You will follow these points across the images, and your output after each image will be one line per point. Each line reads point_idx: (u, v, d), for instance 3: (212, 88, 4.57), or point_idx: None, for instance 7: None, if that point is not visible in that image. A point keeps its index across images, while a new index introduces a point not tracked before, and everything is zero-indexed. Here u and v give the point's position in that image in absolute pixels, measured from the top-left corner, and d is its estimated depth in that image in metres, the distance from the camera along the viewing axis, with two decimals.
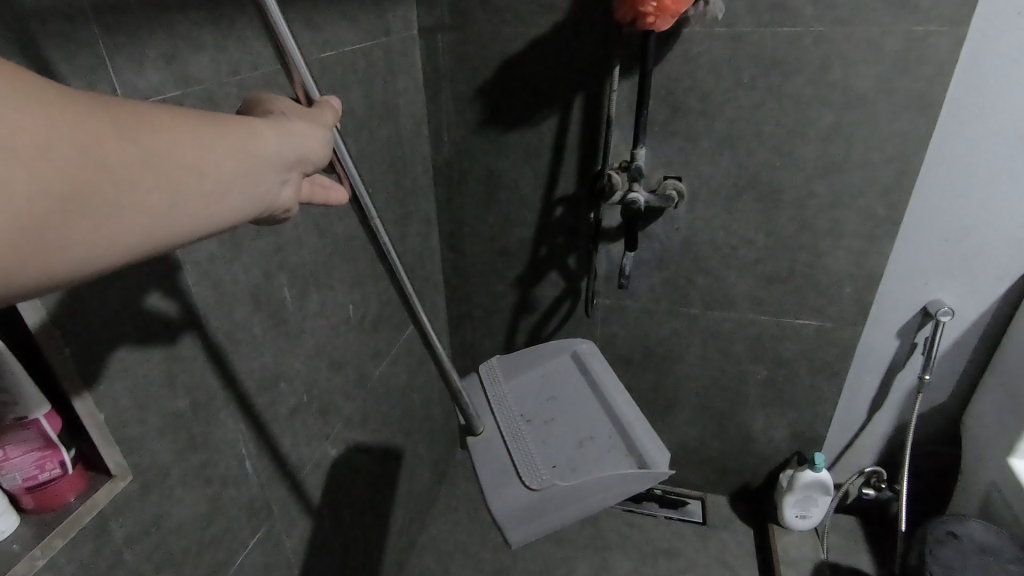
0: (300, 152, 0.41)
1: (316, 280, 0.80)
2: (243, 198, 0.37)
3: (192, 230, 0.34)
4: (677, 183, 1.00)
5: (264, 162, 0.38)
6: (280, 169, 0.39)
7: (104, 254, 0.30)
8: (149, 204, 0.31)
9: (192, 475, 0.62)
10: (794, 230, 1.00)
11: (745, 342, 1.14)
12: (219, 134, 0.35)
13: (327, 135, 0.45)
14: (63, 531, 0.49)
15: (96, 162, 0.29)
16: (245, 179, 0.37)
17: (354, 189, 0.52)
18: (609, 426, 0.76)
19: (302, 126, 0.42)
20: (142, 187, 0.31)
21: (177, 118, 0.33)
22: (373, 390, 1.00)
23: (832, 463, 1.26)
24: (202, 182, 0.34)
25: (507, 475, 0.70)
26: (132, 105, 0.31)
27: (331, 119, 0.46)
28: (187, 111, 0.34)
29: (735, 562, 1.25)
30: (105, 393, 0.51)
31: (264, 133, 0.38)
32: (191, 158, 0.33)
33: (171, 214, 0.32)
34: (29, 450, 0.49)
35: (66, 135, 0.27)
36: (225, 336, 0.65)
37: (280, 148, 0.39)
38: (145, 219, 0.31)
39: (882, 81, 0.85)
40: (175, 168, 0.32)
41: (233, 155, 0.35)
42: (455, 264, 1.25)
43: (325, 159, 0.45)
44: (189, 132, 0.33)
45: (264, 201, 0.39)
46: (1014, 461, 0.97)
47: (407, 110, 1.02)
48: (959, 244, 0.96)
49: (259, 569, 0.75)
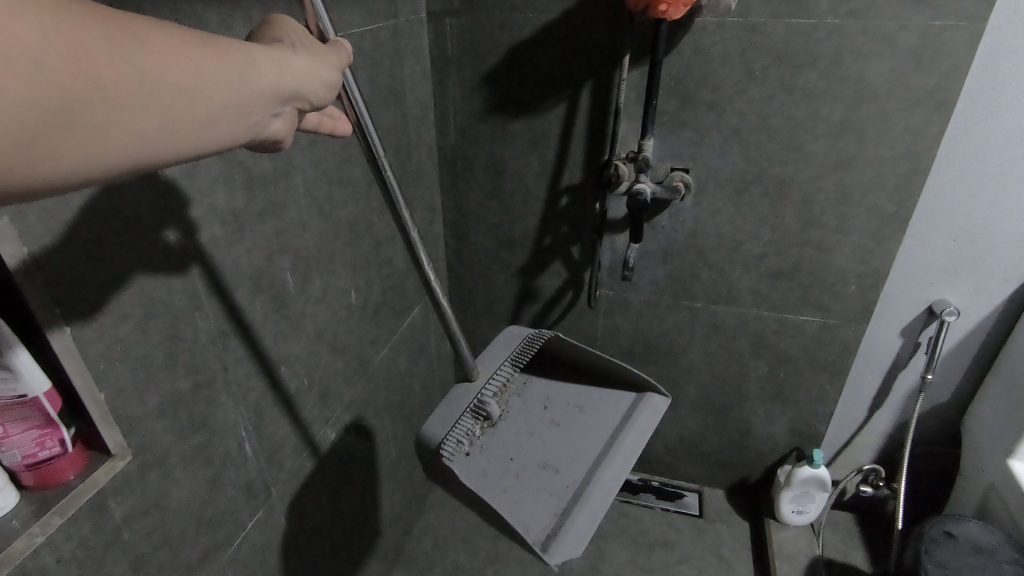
0: (298, 88, 0.41)
1: (319, 265, 0.80)
2: (233, 128, 0.37)
3: (181, 153, 0.35)
4: (684, 175, 1.00)
5: (259, 95, 0.38)
6: (275, 103, 0.40)
7: (90, 171, 0.31)
8: (136, 125, 0.31)
9: (191, 457, 0.62)
10: (801, 225, 1.00)
11: (748, 338, 1.14)
12: (216, 61, 0.35)
13: (332, 75, 0.45)
14: (61, 509, 0.49)
15: (88, 78, 0.29)
16: (238, 109, 0.37)
17: (359, 118, 0.55)
18: (578, 479, 0.78)
19: (305, 61, 0.42)
20: (132, 107, 0.31)
21: (172, 38, 0.32)
22: (373, 376, 1.00)
23: (831, 459, 1.26)
24: (193, 107, 0.34)
25: (449, 424, 0.72)
26: (126, 19, 0.31)
27: (343, 61, 0.48)
28: (183, 31, 0.33)
29: (729, 555, 1.25)
30: (105, 372, 0.51)
31: (261, 65, 0.38)
32: (184, 82, 0.33)
33: (158, 137, 0.33)
34: (30, 427, 0.49)
35: (59, 46, 0.27)
36: (226, 320, 0.65)
37: (276, 82, 0.39)
38: (135, 139, 0.32)
39: (896, 77, 0.84)
40: (167, 91, 0.32)
41: (227, 84, 0.36)
42: (458, 252, 1.24)
43: (325, 99, 0.45)
44: (183, 53, 0.33)
45: (256, 132, 0.40)
46: (1014, 463, 0.97)
47: (414, 95, 1.01)
48: (967, 243, 0.95)
49: (257, 551, 0.75)
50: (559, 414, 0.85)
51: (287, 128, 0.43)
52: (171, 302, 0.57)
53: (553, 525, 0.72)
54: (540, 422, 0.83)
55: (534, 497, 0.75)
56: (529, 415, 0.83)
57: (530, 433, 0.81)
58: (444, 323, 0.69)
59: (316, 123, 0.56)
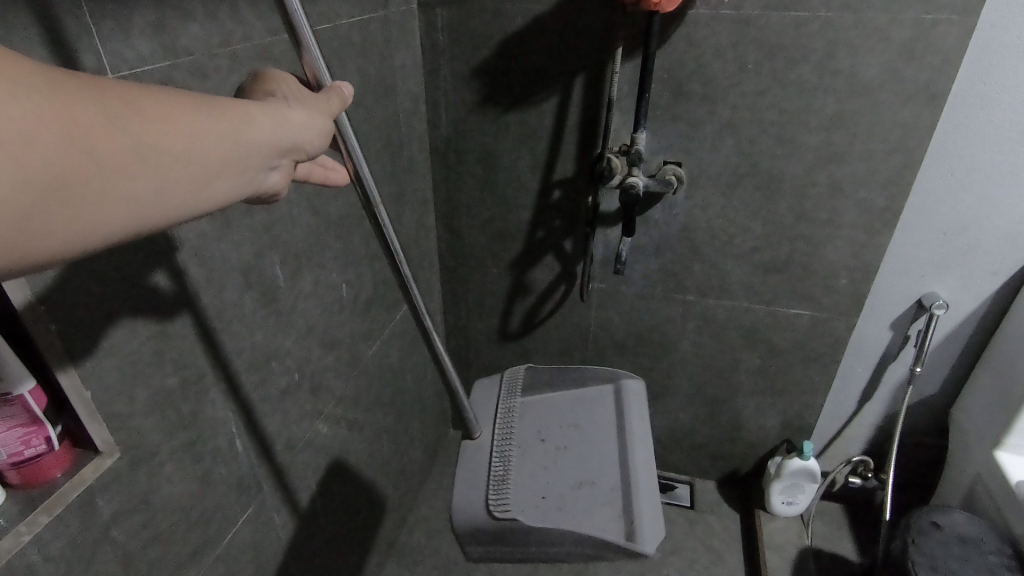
0: (295, 139, 0.41)
1: (309, 259, 0.79)
2: (231, 185, 0.37)
3: (179, 215, 0.34)
4: (677, 169, 0.99)
5: (256, 150, 0.38)
6: (272, 156, 0.39)
7: (86, 241, 0.30)
8: (134, 193, 0.31)
9: (180, 454, 0.61)
10: (792, 219, 1.00)
11: (740, 331, 1.14)
12: (214, 122, 0.35)
13: (328, 122, 0.44)
14: (48, 507, 0.49)
15: (82, 151, 0.29)
16: (235, 166, 0.37)
17: (357, 170, 0.49)
18: (617, 478, 0.72)
19: (301, 112, 0.41)
20: (129, 177, 0.31)
21: (168, 104, 0.32)
22: (365, 370, 1.00)
23: (820, 451, 1.27)
24: (190, 170, 0.34)
25: (478, 488, 0.67)
26: (122, 90, 0.31)
27: (336, 107, 0.45)
28: (179, 95, 0.33)
29: (720, 546, 1.26)
30: (92, 369, 0.50)
31: (259, 119, 0.38)
32: (181, 145, 0.33)
33: (155, 203, 0.32)
34: (14, 426, 0.48)
35: (52, 124, 0.27)
36: (216, 315, 0.64)
37: (273, 136, 0.39)
38: (129, 208, 0.31)
39: (888, 71, 0.84)
40: (163, 156, 0.32)
41: (224, 143, 0.35)
42: (450, 245, 1.24)
43: (320, 148, 0.44)
44: (181, 118, 0.33)
45: (255, 185, 0.39)
46: (1001, 454, 0.99)
47: (405, 87, 1.00)
48: (957, 237, 0.96)
49: (249, 546, 0.75)
50: (565, 428, 0.78)
51: (284, 179, 0.42)
52: (158, 298, 0.56)
53: (627, 525, 0.66)
54: (551, 442, 0.75)
55: (593, 514, 0.67)
56: (538, 438, 0.75)
57: (549, 457, 0.73)
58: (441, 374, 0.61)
59: (306, 173, 0.55)
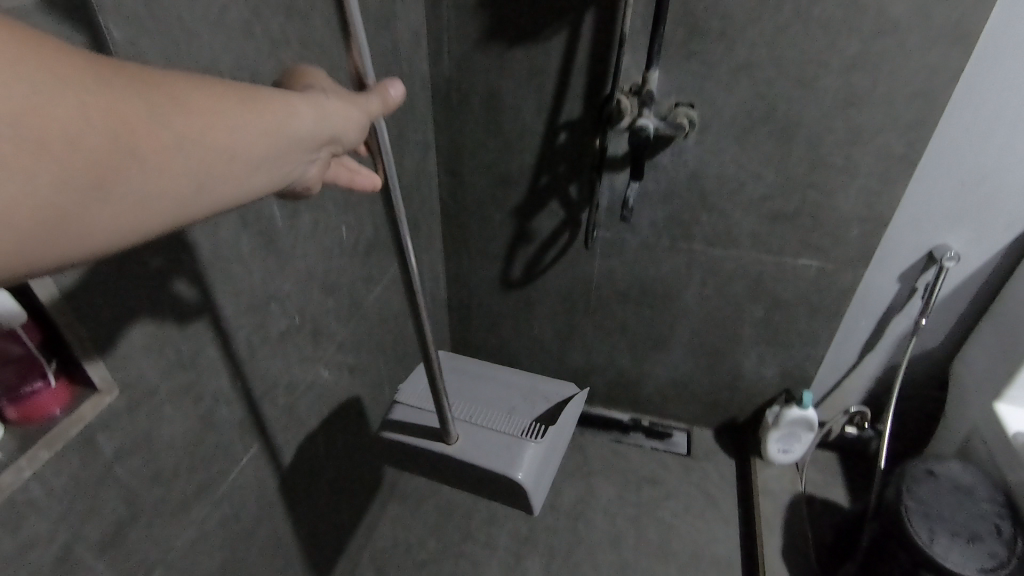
0: (330, 132, 0.43)
1: (308, 198, 0.77)
2: (263, 175, 0.38)
3: (213, 206, 0.35)
4: (689, 111, 0.96)
5: (293, 141, 0.39)
6: (308, 148, 0.41)
7: (126, 235, 0.31)
8: (173, 190, 0.32)
9: (181, 394, 0.61)
10: (806, 166, 0.97)
11: (745, 281, 1.13)
12: (251, 116, 0.36)
13: (363, 118, 0.46)
14: (48, 443, 0.48)
15: (126, 148, 0.30)
16: (270, 157, 0.38)
17: (387, 178, 0.51)
18: (522, 393, 0.92)
19: (337, 105, 0.43)
20: (172, 173, 0.32)
21: (211, 99, 0.34)
22: (366, 315, 0.99)
23: (818, 402, 1.29)
24: (220, 163, 0.35)
25: (502, 454, 0.77)
26: (170, 86, 0.32)
27: (377, 107, 0.47)
28: (221, 90, 0.35)
29: (715, 491, 1.28)
30: (86, 306, 0.48)
31: (296, 112, 0.40)
32: (221, 139, 0.34)
33: (194, 196, 0.34)
34: (10, 360, 0.47)
35: (101, 122, 0.29)
36: (213, 253, 0.62)
37: (310, 129, 0.41)
38: (168, 202, 0.32)
39: (918, 7, 0.79)
40: (204, 152, 0.33)
41: (261, 135, 0.37)
42: (452, 191, 1.20)
43: (354, 140, 0.46)
44: (221, 113, 0.34)
45: (286, 175, 0.41)
46: (999, 406, 0.99)
47: (404, 19, 0.94)
48: (973, 189, 0.93)
49: (252, 486, 0.76)
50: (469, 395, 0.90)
51: (315, 168, 0.45)
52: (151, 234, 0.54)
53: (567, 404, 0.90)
54: (479, 407, 0.86)
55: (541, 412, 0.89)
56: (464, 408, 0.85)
57: (485, 410, 0.86)
58: (419, 333, 0.65)
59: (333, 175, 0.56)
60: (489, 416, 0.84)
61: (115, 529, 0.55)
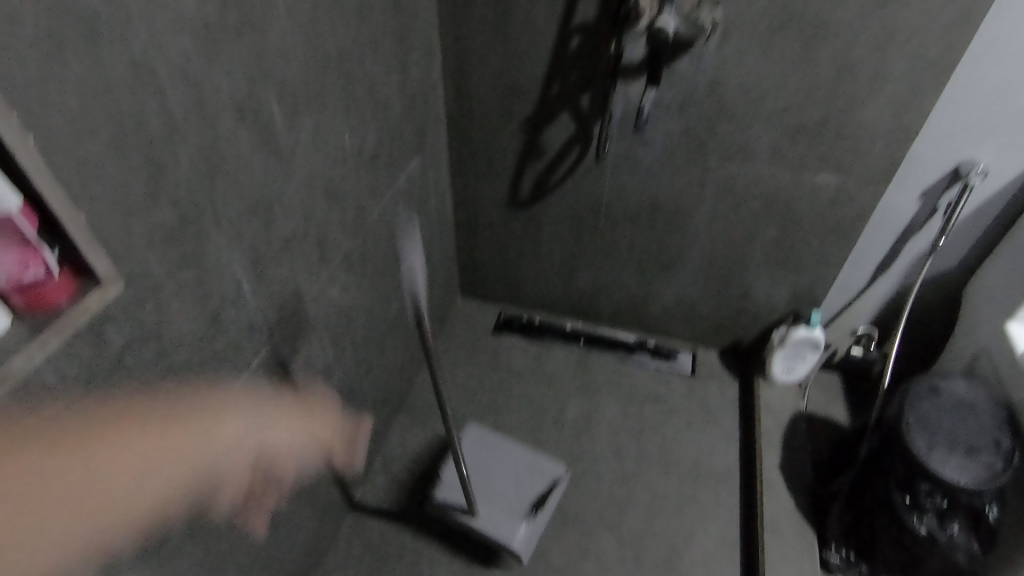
0: (205, 443, 0.68)
1: (308, 98, 0.73)
2: (134, 500, 0.59)
3: (99, 532, 0.56)
4: (714, 12, 0.88)
5: (147, 483, 0.60)
6: (174, 483, 0.64)
7: (59, 556, 0.52)
8: (75, 503, 0.53)
9: (187, 292, 0.60)
10: (833, 73, 0.91)
11: (760, 199, 1.10)
12: (146, 454, 0.59)
13: (232, 429, 0.71)
14: (59, 330, 0.48)
15: (31, 507, 0.48)
16: (153, 502, 0.61)
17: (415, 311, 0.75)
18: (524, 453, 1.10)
19: (221, 424, 0.69)
20: (58, 508, 0.51)
21: (101, 444, 0.54)
22: (372, 227, 0.97)
23: (826, 323, 1.28)
24: (100, 511, 0.56)
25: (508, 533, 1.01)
26: (80, 440, 0.51)
27: (286, 415, 0.83)
28: (123, 434, 0.56)
29: (717, 408, 1.31)
30: (82, 192, 0.47)
31: (190, 443, 0.65)
32: (114, 474, 0.56)
33: (79, 523, 0.54)
34: (8, 246, 0.44)
35: (13, 493, 0.47)
36: (211, 150, 0.60)
37: (195, 453, 0.66)
38: (74, 530, 0.53)
39: None
40: (82, 487, 0.53)
41: (134, 478, 0.58)
42: (458, 102, 1.15)
43: (223, 457, 0.71)
44: (120, 452, 0.56)
45: (153, 509, 0.62)
46: (1012, 326, 0.97)
47: None
48: (1009, 100, 0.89)
49: (263, 389, 0.77)
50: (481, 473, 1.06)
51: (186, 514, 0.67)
52: (145, 123, 0.52)
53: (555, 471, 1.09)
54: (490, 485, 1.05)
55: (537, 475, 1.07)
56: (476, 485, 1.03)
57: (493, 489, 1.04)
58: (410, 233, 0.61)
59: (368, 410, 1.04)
60: (497, 489, 1.05)
61: (131, 420, 0.57)
